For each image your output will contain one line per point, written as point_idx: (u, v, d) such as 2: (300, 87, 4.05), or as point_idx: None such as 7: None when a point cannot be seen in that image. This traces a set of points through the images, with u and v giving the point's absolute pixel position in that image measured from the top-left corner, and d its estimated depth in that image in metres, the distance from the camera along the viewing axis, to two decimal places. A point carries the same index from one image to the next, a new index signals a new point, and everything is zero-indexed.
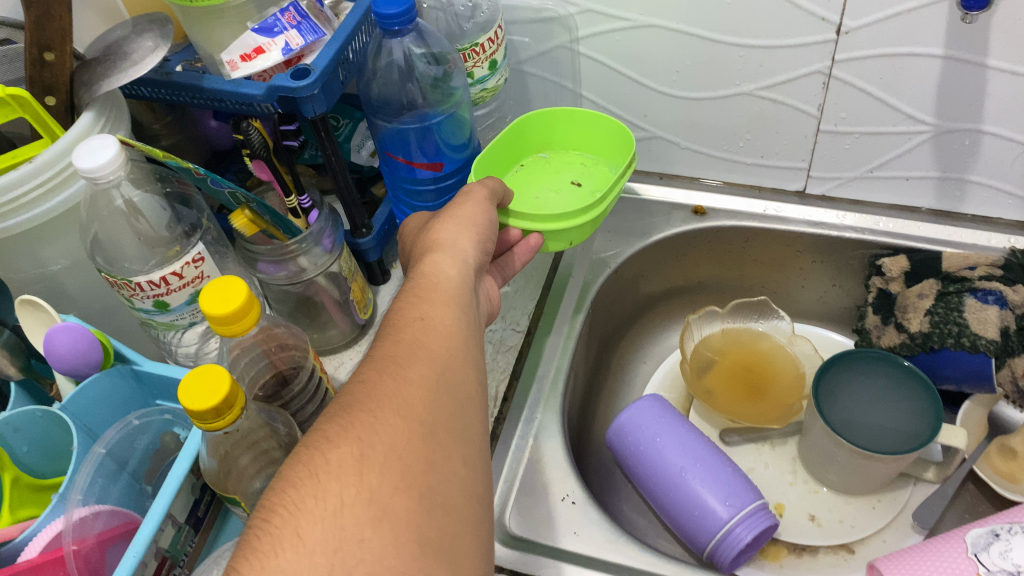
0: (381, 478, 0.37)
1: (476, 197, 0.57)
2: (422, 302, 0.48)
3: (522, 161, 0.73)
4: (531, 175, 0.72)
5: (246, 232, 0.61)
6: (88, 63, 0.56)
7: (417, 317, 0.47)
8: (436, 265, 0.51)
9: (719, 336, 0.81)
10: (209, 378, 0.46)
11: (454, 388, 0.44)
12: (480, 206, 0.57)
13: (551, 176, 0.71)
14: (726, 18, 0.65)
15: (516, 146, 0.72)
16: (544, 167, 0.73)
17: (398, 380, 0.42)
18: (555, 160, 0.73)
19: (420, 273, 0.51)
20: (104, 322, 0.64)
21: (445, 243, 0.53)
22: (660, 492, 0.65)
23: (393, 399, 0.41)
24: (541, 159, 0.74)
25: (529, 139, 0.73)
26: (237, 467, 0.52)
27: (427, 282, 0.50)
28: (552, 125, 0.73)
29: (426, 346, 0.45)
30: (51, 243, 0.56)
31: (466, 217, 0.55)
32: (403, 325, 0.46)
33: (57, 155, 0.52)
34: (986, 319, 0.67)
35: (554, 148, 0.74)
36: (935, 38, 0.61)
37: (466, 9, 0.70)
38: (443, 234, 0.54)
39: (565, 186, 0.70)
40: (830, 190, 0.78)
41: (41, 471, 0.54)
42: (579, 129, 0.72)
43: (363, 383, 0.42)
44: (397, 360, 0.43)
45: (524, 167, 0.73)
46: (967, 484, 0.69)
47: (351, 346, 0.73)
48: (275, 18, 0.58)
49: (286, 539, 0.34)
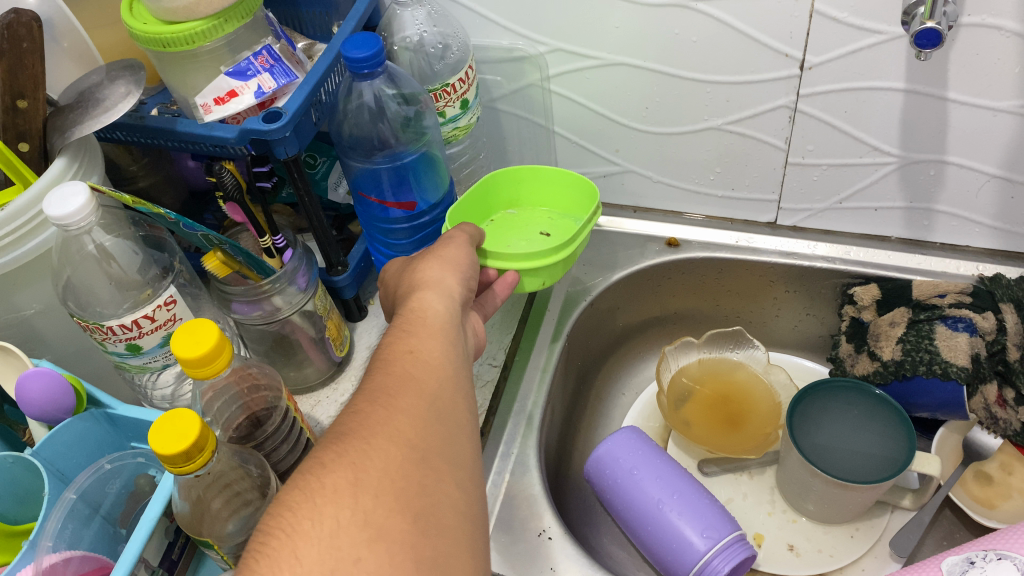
0: (376, 501, 0.37)
1: (458, 240, 0.59)
2: (410, 335, 0.49)
3: (492, 217, 0.73)
4: (499, 229, 0.72)
5: (219, 274, 0.61)
6: (61, 110, 0.57)
7: (406, 350, 0.47)
8: (424, 302, 0.52)
9: (696, 366, 0.81)
10: (180, 422, 0.46)
11: (445, 416, 0.44)
12: (462, 248, 0.58)
13: (520, 228, 0.72)
14: (692, 56, 0.66)
15: (484, 201, 0.72)
16: (512, 222, 0.73)
17: (390, 409, 0.42)
18: (523, 216, 0.74)
19: (408, 310, 0.51)
20: (79, 365, 0.64)
21: (432, 281, 0.54)
22: (638, 525, 0.66)
23: (385, 425, 0.41)
24: (510, 215, 0.74)
25: (499, 194, 0.74)
26: (210, 510, 0.52)
27: (415, 317, 0.50)
28: (520, 182, 0.74)
29: (416, 378, 0.45)
30: (25, 288, 0.56)
31: (450, 259, 0.57)
32: (392, 358, 0.47)
33: (30, 202, 0.53)
34: (956, 347, 0.68)
35: (522, 206, 0.75)
36: (895, 72, 0.62)
37: (437, 50, 0.71)
38: (430, 272, 0.55)
39: (533, 236, 0.70)
40: (802, 221, 0.79)
41: (13, 517, 0.54)
42: (548, 187, 0.74)
43: (356, 412, 0.42)
44: (387, 392, 0.44)
45: (493, 222, 0.73)
46: (944, 510, 0.71)
47: (327, 384, 0.73)
48: (248, 60, 0.59)
49: (284, 560, 0.34)
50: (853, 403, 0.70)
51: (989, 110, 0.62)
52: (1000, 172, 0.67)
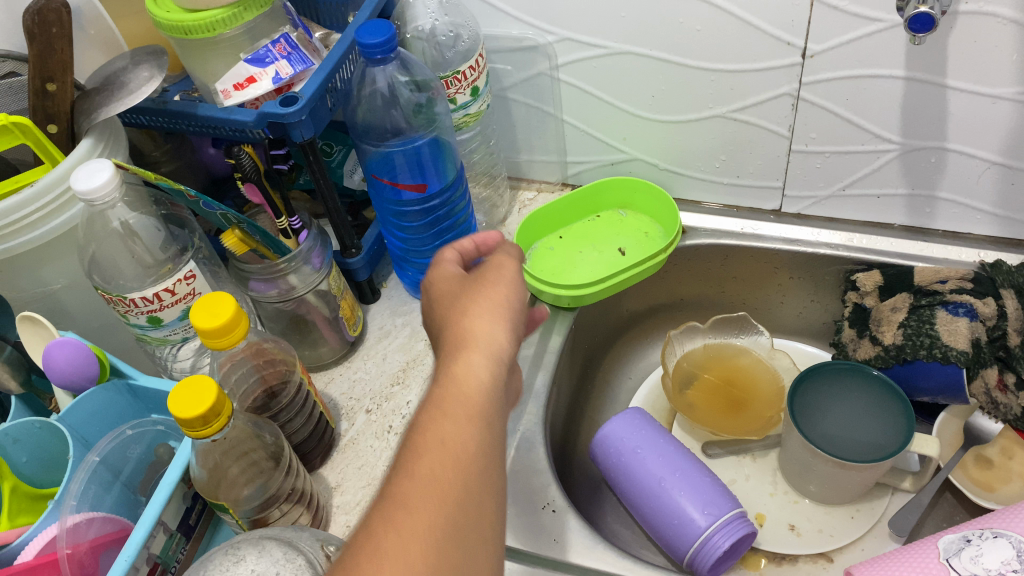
0: None
1: (506, 275, 0.49)
2: (445, 416, 0.40)
3: (599, 213, 0.86)
4: (596, 228, 0.85)
5: (237, 252, 0.63)
6: (88, 94, 0.59)
7: (438, 441, 0.39)
8: (469, 367, 0.43)
9: (700, 352, 0.83)
10: (197, 388, 0.48)
11: (472, 534, 0.37)
12: (512, 288, 0.49)
13: (608, 236, 0.84)
14: (698, 43, 0.68)
15: (592, 201, 0.85)
16: (612, 224, 0.85)
17: (405, 532, 0.35)
18: (625, 222, 0.85)
19: (450, 377, 0.42)
20: (102, 339, 0.67)
21: (479, 339, 0.45)
22: (641, 503, 0.67)
23: (394, 558, 0.34)
24: (617, 216, 0.86)
25: (612, 196, 0.85)
26: (228, 477, 0.55)
27: (456, 389, 0.42)
28: (633, 192, 0.84)
29: (442, 481, 0.37)
30: (51, 263, 0.59)
31: (497, 303, 0.47)
32: (421, 449, 0.38)
33: (58, 179, 0.55)
34: (956, 331, 0.70)
35: (633, 209, 0.86)
36: (895, 60, 0.63)
37: (448, 39, 0.74)
38: (479, 326, 0.45)
39: (608, 250, 0.82)
40: (806, 209, 0.80)
41: (38, 481, 0.57)
42: (654, 203, 0.83)
43: (363, 535, 0.35)
44: (405, 504, 0.36)
45: (599, 218, 0.86)
46: (945, 493, 0.73)
47: (341, 362, 0.75)
48: (267, 48, 0.61)
49: None
50: (866, 387, 0.71)
51: (988, 97, 0.63)
52: (1000, 158, 0.68)
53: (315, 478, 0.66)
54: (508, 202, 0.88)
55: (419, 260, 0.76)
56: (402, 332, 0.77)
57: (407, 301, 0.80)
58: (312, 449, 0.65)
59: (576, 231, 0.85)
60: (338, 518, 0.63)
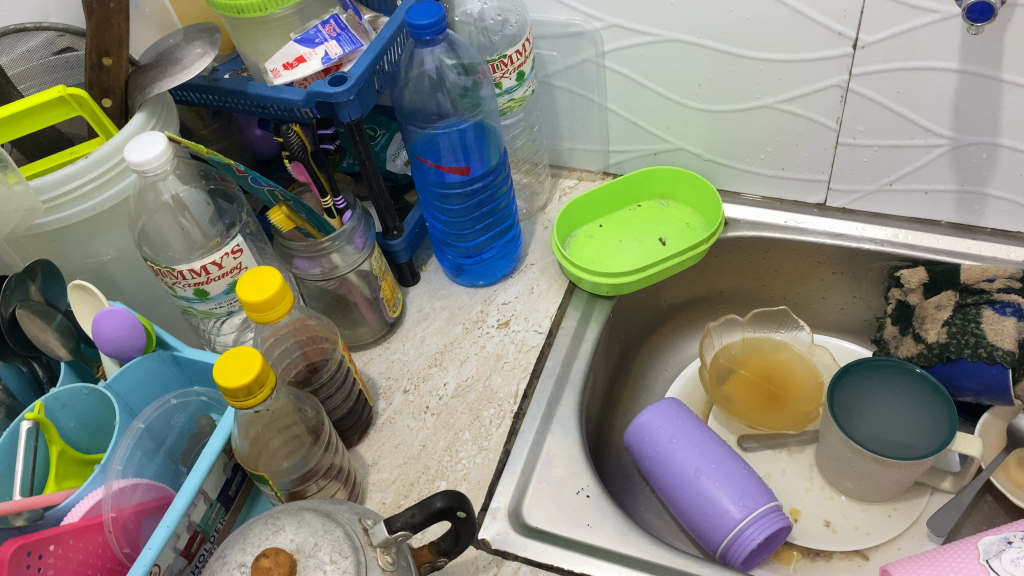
0: None
1: None
2: None
3: (640, 203, 0.86)
4: (637, 218, 0.85)
5: (284, 228, 0.64)
6: (143, 69, 0.60)
7: None
8: None
9: (739, 345, 0.82)
10: (242, 358, 0.49)
11: None
12: None
13: (649, 227, 0.84)
14: (747, 33, 0.68)
15: (634, 190, 0.85)
16: (653, 215, 0.85)
17: None
18: (667, 212, 0.85)
19: None
20: (148, 311, 0.68)
21: None
22: (675, 493, 0.67)
23: None
24: (659, 206, 0.85)
25: (654, 187, 0.85)
26: (268, 449, 0.55)
27: None
28: (676, 181, 0.84)
29: None
30: (102, 235, 0.60)
31: None
32: None
33: (111, 151, 0.56)
34: (1003, 330, 0.68)
35: (675, 200, 0.85)
36: (949, 52, 0.63)
37: (495, 23, 0.75)
38: None
39: (649, 240, 0.82)
40: (851, 203, 0.79)
41: (85, 447, 0.58)
42: (695, 193, 0.83)
43: None
44: None
45: (640, 208, 0.86)
46: (985, 496, 0.72)
47: (380, 343, 0.76)
48: (316, 29, 0.62)
49: None
50: (909, 384, 0.70)
51: None
52: None
53: (352, 456, 0.67)
54: (549, 189, 0.88)
55: (461, 245, 0.75)
56: (440, 315, 0.78)
57: (446, 285, 0.80)
58: (351, 426, 0.66)
59: (616, 222, 0.85)
60: (373, 495, 0.64)
